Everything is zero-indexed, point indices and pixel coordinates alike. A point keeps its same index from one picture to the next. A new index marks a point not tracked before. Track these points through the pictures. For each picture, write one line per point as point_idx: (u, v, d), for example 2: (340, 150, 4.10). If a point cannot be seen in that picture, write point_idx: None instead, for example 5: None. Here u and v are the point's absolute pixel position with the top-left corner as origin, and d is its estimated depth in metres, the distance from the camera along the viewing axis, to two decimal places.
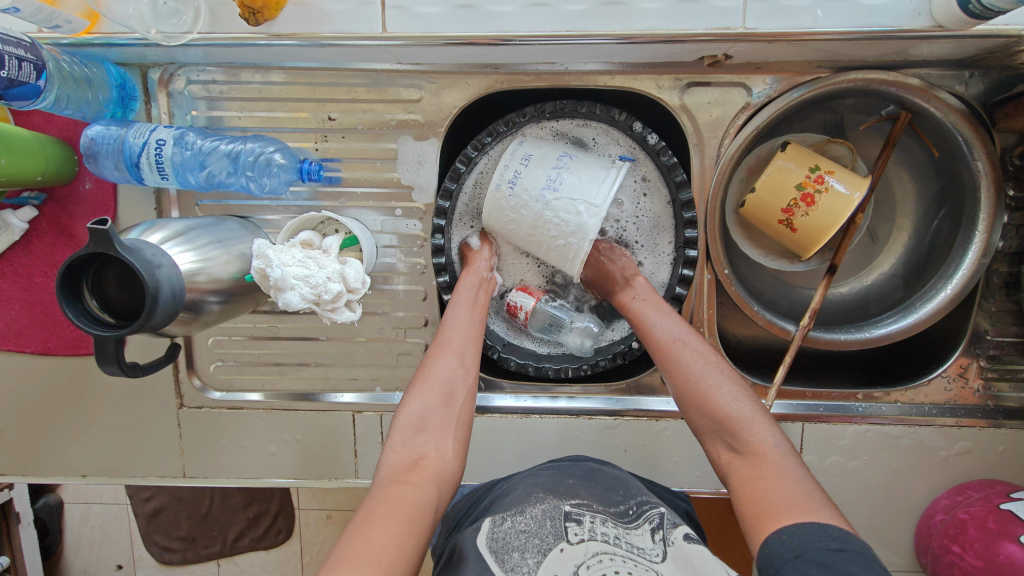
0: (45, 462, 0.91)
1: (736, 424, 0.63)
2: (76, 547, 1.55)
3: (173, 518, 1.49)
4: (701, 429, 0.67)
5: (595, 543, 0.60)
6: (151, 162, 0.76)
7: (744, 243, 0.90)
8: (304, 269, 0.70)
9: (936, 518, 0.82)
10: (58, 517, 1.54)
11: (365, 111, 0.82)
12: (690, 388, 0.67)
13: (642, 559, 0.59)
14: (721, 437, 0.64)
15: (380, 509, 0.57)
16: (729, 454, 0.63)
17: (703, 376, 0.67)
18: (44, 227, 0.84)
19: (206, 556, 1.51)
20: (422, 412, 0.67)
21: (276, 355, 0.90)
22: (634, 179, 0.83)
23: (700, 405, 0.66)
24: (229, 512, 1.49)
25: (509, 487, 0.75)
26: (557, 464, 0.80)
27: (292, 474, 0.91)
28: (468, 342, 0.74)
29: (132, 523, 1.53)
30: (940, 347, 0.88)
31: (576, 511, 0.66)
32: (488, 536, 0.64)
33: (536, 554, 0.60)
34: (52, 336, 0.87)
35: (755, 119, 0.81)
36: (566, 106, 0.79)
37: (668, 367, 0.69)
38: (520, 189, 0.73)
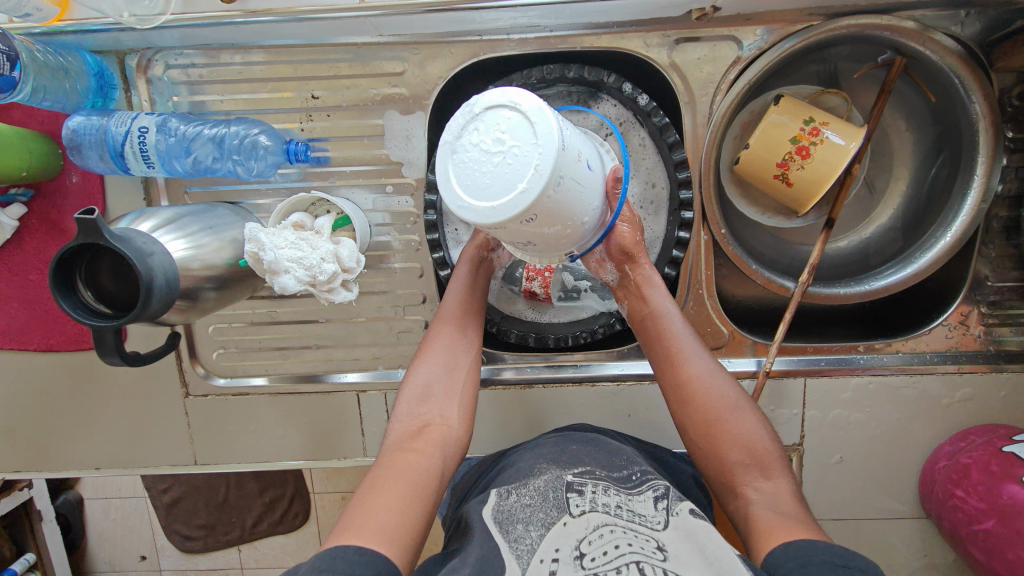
0: (58, 456, 0.92)
1: (768, 459, 0.64)
2: (100, 541, 1.61)
3: (192, 506, 1.53)
4: (722, 457, 0.65)
5: (596, 514, 0.61)
6: (135, 151, 0.74)
7: (740, 202, 0.87)
8: (297, 250, 0.69)
9: (939, 464, 0.83)
10: (79, 512, 1.58)
11: (349, 87, 0.81)
12: (724, 411, 0.67)
13: (642, 529, 0.60)
14: (750, 469, 0.63)
15: (386, 477, 0.58)
16: (753, 487, 0.63)
17: (732, 403, 0.67)
18: (35, 223, 0.83)
19: (228, 542, 1.54)
20: (430, 375, 0.69)
21: (277, 339, 0.90)
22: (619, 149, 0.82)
23: (733, 433, 0.65)
24: (245, 499, 1.51)
25: (514, 458, 0.77)
26: (561, 434, 0.81)
27: (301, 456, 0.92)
28: (478, 314, 0.76)
29: (151, 515, 1.57)
30: (941, 296, 0.88)
31: (579, 481, 0.67)
32: (494, 508, 0.65)
33: (540, 527, 0.61)
34: (54, 332, 0.87)
35: (747, 73, 0.79)
36: (554, 72, 0.78)
37: (696, 390, 0.68)
38: (575, 186, 0.52)
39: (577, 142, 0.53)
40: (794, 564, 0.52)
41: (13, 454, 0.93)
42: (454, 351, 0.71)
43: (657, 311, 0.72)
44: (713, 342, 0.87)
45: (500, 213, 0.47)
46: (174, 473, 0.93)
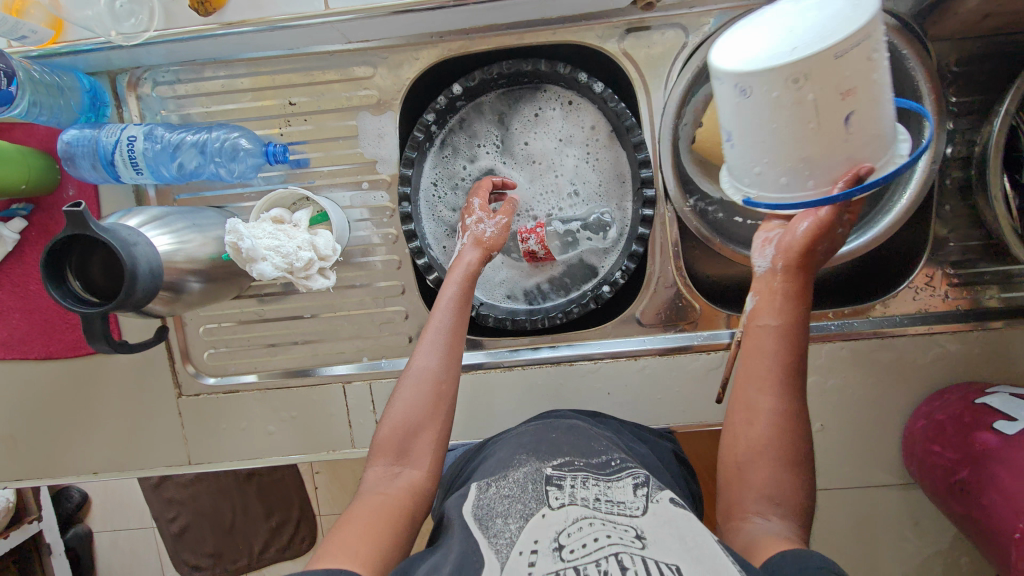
0: (57, 463, 0.95)
1: (793, 510, 0.58)
2: (110, 573, 1.74)
3: (198, 535, 1.61)
4: (750, 494, 0.59)
5: (574, 508, 0.59)
6: (124, 158, 0.79)
7: (704, 181, 0.89)
8: (275, 240, 0.74)
9: (916, 423, 0.84)
10: (88, 547, 1.72)
11: (324, 92, 0.86)
12: (783, 448, 0.60)
13: (620, 516, 0.57)
14: (771, 504, 0.58)
15: (358, 512, 0.61)
16: (761, 516, 0.58)
17: (788, 444, 0.60)
18: (34, 235, 0.88)
19: (235, 569, 1.63)
20: (405, 415, 0.68)
21: (266, 336, 0.93)
22: (581, 137, 0.90)
23: (775, 472, 0.59)
24: (252, 524, 1.59)
25: (497, 450, 0.76)
26: (542, 422, 0.82)
27: (290, 452, 0.94)
28: (456, 340, 0.73)
29: (158, 543, 1.68)
30: (907, 262, 0.90)
31: (558, 475, 0.65)
32: (473, 504, 0.64)
33: (517, 519, 0.59)
34: (53, 340, 0.91)
35: (694, 57, 0.83)
36: (513, 67, 0.84)
37: (767, 416, 0.61)
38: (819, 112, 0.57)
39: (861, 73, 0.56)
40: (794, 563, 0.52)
41: (15, 464, 0.96)
42: (425, 387, 0.69)
43: (782, 325, 0.63)
44: (685, 316, 0.90)
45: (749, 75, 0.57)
46: (170, 475, 0.96)
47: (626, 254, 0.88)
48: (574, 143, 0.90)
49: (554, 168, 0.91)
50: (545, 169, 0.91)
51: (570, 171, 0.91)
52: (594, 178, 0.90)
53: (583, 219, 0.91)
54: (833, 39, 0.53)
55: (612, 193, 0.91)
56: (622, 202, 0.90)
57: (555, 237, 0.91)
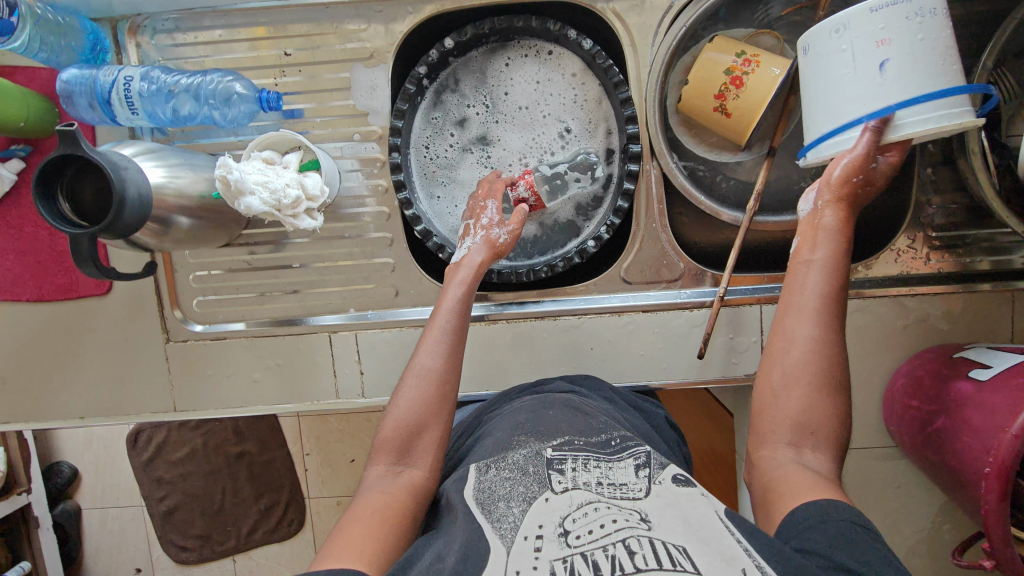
0: (45, 407, 0.96)
1: (828, 436, 0.60)
2: (97, 551, 1.76)
3: (187, 516, 1.65)
4: (778, 423, 0.61)
5: (579, 493, 0.59)
6: (120, 98, 0.80)
7: (689, 141, 0.91)
8: (264, 176, 0.75)
9: (897, 382, 0.85)
10: (77, 523, 1.73)
11: (319, 44, 0.88)
12: (824, 377, 0.61)
13: (624, 501, 0.58)
14: (807, 434, 0.60)
15: (361, 511, 0.61)
16: (789, 446, 0.60)
17: (828, 371, 0.62)
18: (31, 178, 0.90)
19: (222, 552, 1.66)
20: (408, 415, 0.67)
21: (255, 284, 0.95)
22: (563, 84, 0.92)
23: (813, 402, 0.60)
24: (241, 506, 1.63)
25: (493, 427, 0.75)
26: (536, 396, 0.81)
27: (276, 400, 0.95)
28: (459, 335, 0.72)
29: (146, 525, 1.71)
30: (891, 224, 0.91)
31: (559, 456, 0.64)
32: (474, 487, 0.62)
33: (521, 503, 0.59)
34: (45, 282, 0.93)
35: (680, 17, 0.86)
36: (505, 23, 0.87)
37: (808, 342, 0.62)
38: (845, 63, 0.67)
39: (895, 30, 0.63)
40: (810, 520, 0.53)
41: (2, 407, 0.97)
42: (428, 387, 0.68)
43: (833, 258, 0.64)
44: (669, 275, 0.91)
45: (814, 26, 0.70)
46: (156, 421, 0.97)
47: (616, 200, 0.89)
48: (563, 96, 0.92)
49: (541, 116, 0.92)
50: (533, 119, 0.92)
51: (554, 116, 0.92)
52: (581, 126, 0.92)
53: (570, 160, 0.92)
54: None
55: (596, 144, 0.93)
56: (608, 153, 0.92)
57: (544, 183, 0.91)
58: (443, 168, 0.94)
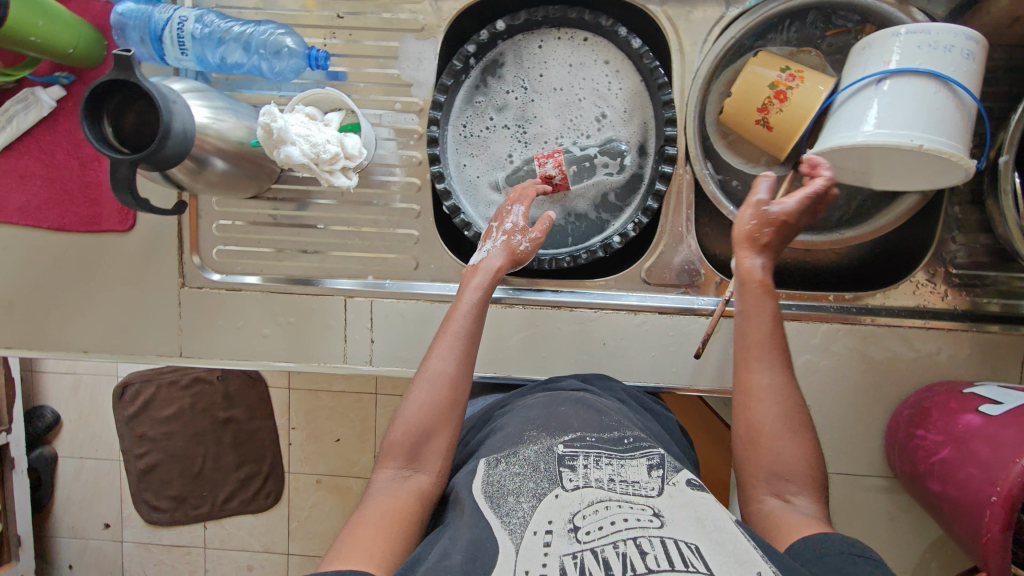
0: (49, 336, 0.96)
1: (805, 481, 0.62)
2: (67, 501, 1.72)
3: (166, 474, 1.62)
4: (752, 469, 0.64)
5: (590, 490, 0.59)
6: (173, 36, 0.81)
7: (725, 152, 0.93)
8: (306, 129, 0.76)
9: (903, 413, 0.85)
10: (51, 470, 1.70)
11: (372, 10, 0.89)
12: (781, 430, 0.64)
13: (637, 498, 0.58)
14: (783, 482, 0.62)
15: (370, 512, 0.61)
16: (776, 496, 0.62)
17: (784, 424, 0.65)
18: (70, 106, 0.91)
19: (195, 517, 1.65)
20: (420, 418, 0.67)
21: (276, 239, 0.95)
22: (602, 73, 0.93)
23: (780, 450, 0.63)
24: (220, 473, 1.62)
25: (505, 424, 0.76)
26: (550, 395, 0.81)
27: (281, 358, 0.95)
28: (474, 341, 0.73)
29: (121, 481, 1.68)
30: (914, 255, 0.92)
31: (570, 454, 0.64)
32: (483, 481, 0.63)
33: (530, 498, 0.59)
34: (68, 212, 0.93)
35: (732, 27, 0.87)
36: (558, 12, 0.88)
37: (758, 404, 0.66)
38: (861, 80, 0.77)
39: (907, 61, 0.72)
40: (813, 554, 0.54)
41: (5, 331, 0.96)
42: (442, 390, 0.69)
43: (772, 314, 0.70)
44: (688, 280, 0.92)
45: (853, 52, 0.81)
46: (159, 365, 0.96)
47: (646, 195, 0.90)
48: (603, 87, 0.93)
49: (579, 104, 0.93)
50: (571, 105, 0.93)
51: (589, 103, 0.93)
52: (616, 118, 0.93)
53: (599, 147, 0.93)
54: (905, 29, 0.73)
55: (629, 140, 0.94)
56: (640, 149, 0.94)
57: (572, 164, 0.92)
58: (476, 147, 0.95)
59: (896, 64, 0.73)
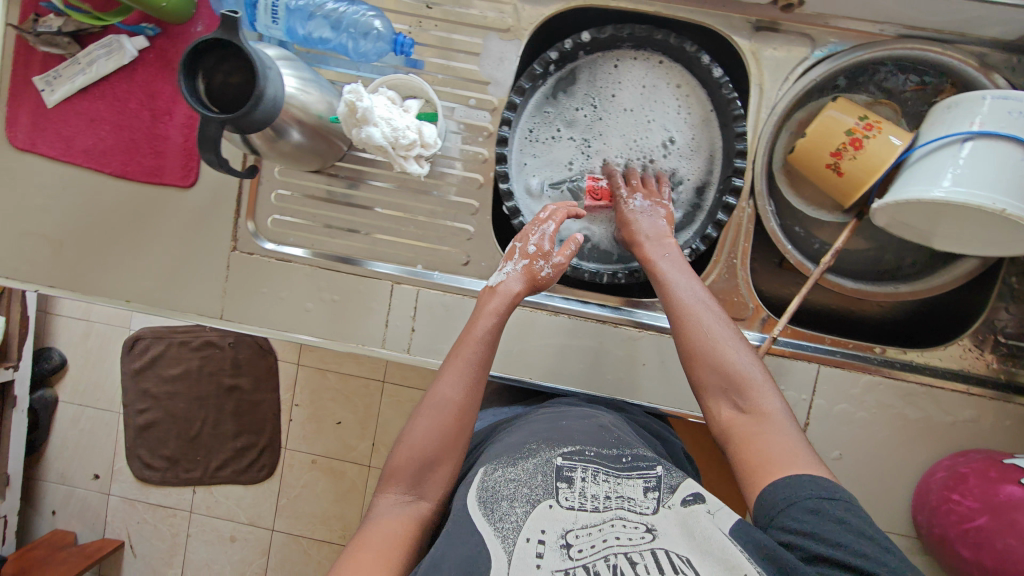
0: (94, 281, 0.95)
1: (749, 386, 0.69)
2: (60, 447, 1.71)
3: (161, 435, 1.63)
4: (711, 394, 0.71)
5: (586, 506, 0.60)
6: (267, 5, 0.83)
7: (789, 191, 0.93)
8: (388, 112, 0.76)
9: (937, 475, 0.85)
10: (50, 413, 1.69)
11: (460, 5, 0.90)
12: (712, 354, 0.71)
13: (632, 517, 0.59)
14: (728, 397, 0.69)
15: (371, 535, 0.63)
16: (736, 409, 0.69)
17: (718, 347, 0.71)
18: (151, 58, 0.92)
19: (186, 480, 1.63)
20: (424, 444, 0.68)
21: (332, 217, 0.95)
22: (672, 98, 0.94)
23: (721, 368, 0.70)
24: (217, 439, 1.61)
25: (508, 434, 0.76)
26: (554, 410, 0.82)
27: (319, 335, 0.95)
28: (482, 369, 0.73)
29: (118, 434, 1.67)
30: (961, 318, 0.92)
31: (568, 465, 0.65)
32: (479, 487, 0.64)
33: (524, 504, 0.61)
34: (133, 160, 0.93)
35: (814, 70, 0.88)
36: (644, 32, 0.88)
37: (687, 336, 0.73)
38: (940, 139, 0.77)
39: (990, 124, 0.73)
40: (783, 502, 0.59)
41: (51, 270, 0.96)
42: (446, 418, 0.69)
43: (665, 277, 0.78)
44: (736, 313, 0.91)
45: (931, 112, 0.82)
46: (197, 324, 0.96)
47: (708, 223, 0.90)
48: (675, 112, 0.93)
49: (649, 124, 0.93)
50: (642, 124, 0.93)
51: (659, 125, 0.94)
52: (683, 144, 0.94)
53: (662, 169, 0.94)
54: (993, 94, 0.74)
55: (695, 167, 0.94)
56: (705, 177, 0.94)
57: None
58: (541, 155, 0.95)
59: (979, 126, 0.74)
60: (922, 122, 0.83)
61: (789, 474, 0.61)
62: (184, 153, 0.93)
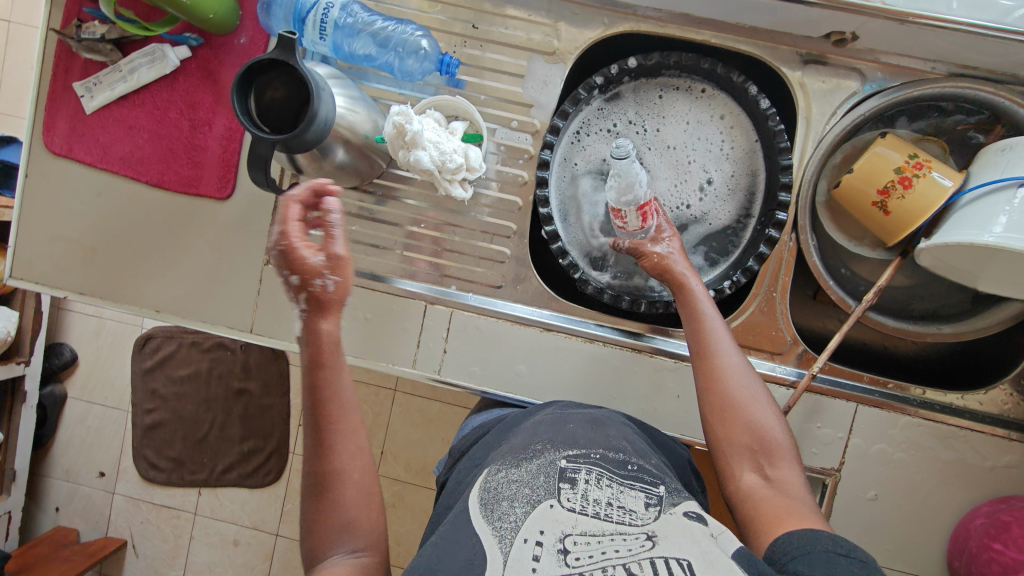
0: (123, 290, 0.94)
1: (775, 449, 0.66)
2: (67, 444, 1.69)
3: (169, 435, 1.62)
4: (733, 449, 0.67)
5: (586, 510, 0.56)
6: (316, 21, 0.83)
7: (830, 225, 0.93)
8: (436, 135, 0.76)
9: (975, 522, 0.83)
10: (58, 410, 1.67)
11: (507, 27, 0.89)
12: (741, 406, 0.68)
13: (631, 527, 0.54)
14: (754, 458, 0.66)
15: None
16: (757, 473, 0.65)
17: (747, 401, 0.69)
18: (193, 68, 0.91)
19: (191, 481, 1.61)
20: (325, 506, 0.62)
21: (367, 234, 0.94)
22: (721, 127, 0.93)
23: (747, 424, 0.67)
24: (224, 442, 1.59)
25: (511, 437, 0.73)
26: (556, 412, 0.77)
27: (349, 353, 0.93)
28: (331, 402, 0.64)
29: (126, 433, 1.65)
30: (1003, 361, 0.91)
31: (572, 468, 0.61)
32: (481, 487, 0.61)
33: (524, 505, 0.57)
34: (169, 170, 0.93)
35: (863, 105, 0.87)
36: (691, 60, 0.87)
37: (716, 384, 0.70)
38: (992, 182, 0.76)
39: None
40: (799, 551, 0.54)
41: (81, 277, 0.95)
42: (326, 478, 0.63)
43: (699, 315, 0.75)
44: (773, 346, 0.90)
45: (986, 153, 0.80)
46: (226, 337, 0.95)
47: (748, 255, 0.89)
48: (716, 140, 0.93)
49: (690, 153, 0.93)
50: (684, 152, 0.93)
51: (700, 153, 0.93)
52: (724, 173, 0.93)
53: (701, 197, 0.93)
54: None
55: (735, 196, 0.93)
56: (744, 206, 0.93)
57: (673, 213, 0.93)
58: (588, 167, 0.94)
59: None
60: (975, 164, 0.82)
61: (803, 529, 0.57)
62: (221, 164, 0.92)
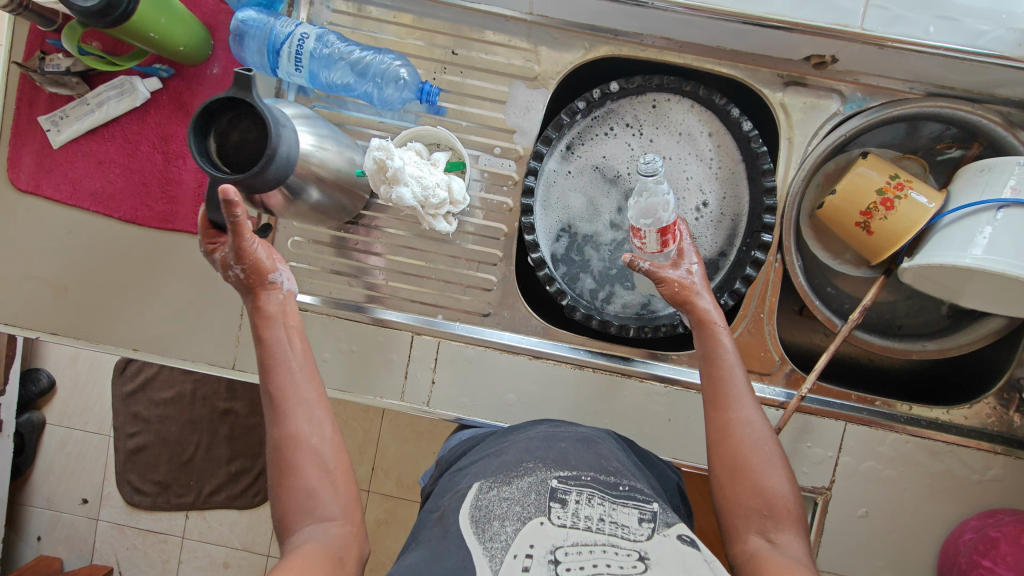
0: (98, 329, 0.91)
1: (784, 516, 0.64)
2: (46, 471, 1.64)
3: (154, 458, 1.57)
4: (740, 508, 0.66)
5: (577, 529, 0.54)
6: (291, 52, 0.80)
7: (814, 243, 0.93)
8: (418, 170, 0.76)
9: (964, 537, 0.84)
10: (36, 437, 1.62)
11: (487, 51, 0.88)
12: (755, 467, 0.67)
13: (623, 543, 0.53)
14: (763, 522, 0.64)
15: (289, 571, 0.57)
16: (762, 539, 0.64)
17: (761, 461, 0.67)
18: (165, 100, 0.89)
19: (178, 505, 1.57)
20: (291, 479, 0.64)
21: (351, 265, 0.92)
22: (707, 147, 0.93)
23: (758, 487, 0.66)
24: (211, 464, 1.56)
25: (503, 448, 0.71)
26: (545, 429, 0.75)
27: (336, 386, 0.91)
28: (279, 372, 0.68)
29: (107, 459, 1.61)
30: (986, 375, 0.92)
31: (563, 488, 0.59)
32: (471, 504, 0.59)
33: (515, 523, 0.55)
34: (143, 206, 0.90)
35: (844, 126, 0.87)
36: (673, 83, 0.87)
37: (733, 440, 0.68)
38: (972, 203, 0.76)
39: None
40: None
41: (53, 317, 0.91)
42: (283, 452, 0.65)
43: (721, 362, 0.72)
44: (762, 366, 0.90)
45: (966, 172, 0.81)
46: (207, 373, 0.92)
47: (734, 276, 0.89)
48: (699, 160, 0.93)
49: (674, 174, 0.93)
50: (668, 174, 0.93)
51: (683, 174, 0.93)
52: (707, 193, 0.93)
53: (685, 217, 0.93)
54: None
55: (719, 216, 0.93)
56: (728, 227, 0.93)
57: None
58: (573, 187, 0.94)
59: (1012, 192, 0.72)
60: (954, 183, 0.82)
61: None
62: (197, 198, 0.90)
